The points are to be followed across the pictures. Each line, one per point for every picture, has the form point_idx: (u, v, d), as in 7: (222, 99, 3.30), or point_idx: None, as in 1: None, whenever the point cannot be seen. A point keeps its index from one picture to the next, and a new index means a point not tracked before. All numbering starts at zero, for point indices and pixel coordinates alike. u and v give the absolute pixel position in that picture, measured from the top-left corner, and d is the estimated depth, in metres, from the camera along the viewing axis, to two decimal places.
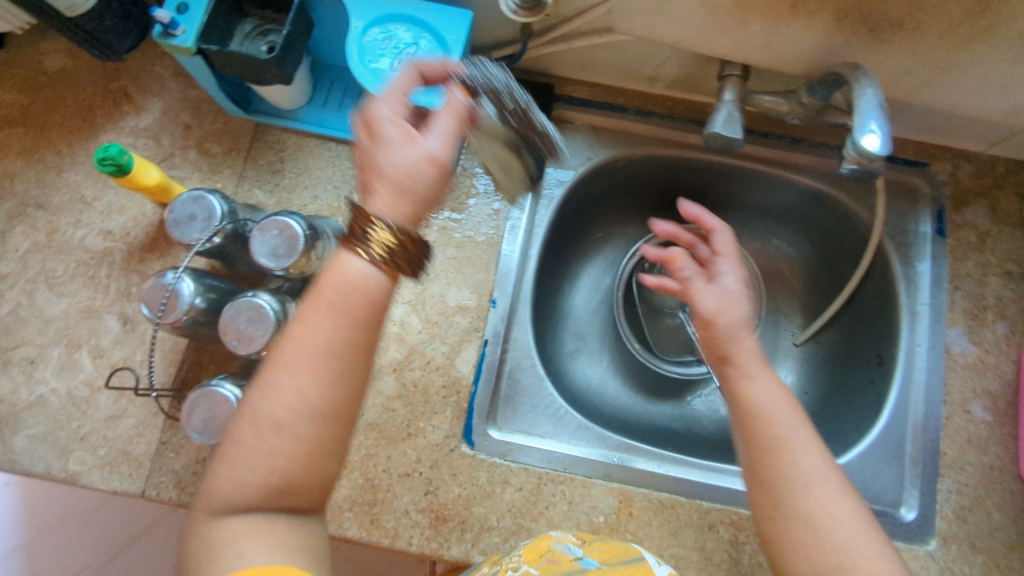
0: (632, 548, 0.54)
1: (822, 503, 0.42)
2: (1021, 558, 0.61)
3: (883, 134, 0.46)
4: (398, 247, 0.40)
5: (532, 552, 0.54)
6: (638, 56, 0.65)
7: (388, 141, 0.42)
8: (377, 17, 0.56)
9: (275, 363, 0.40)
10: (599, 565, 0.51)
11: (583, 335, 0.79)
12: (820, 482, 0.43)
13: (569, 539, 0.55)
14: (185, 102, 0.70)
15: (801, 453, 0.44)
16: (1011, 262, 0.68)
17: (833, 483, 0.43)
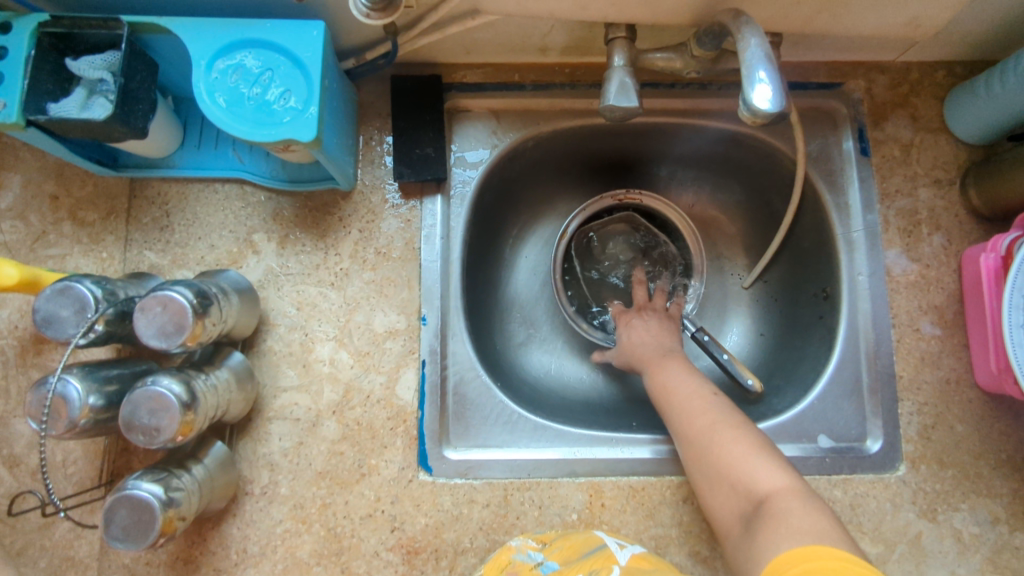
0: (592, 538, 0.55)
1: (707, 431, 0.53)
2: (988, 464, 0.61)
3: (775, 84, 0.43)
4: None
5: (493, 568, 0.54)
6: (520, 31, 0.61)
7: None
8: (219, 48, 0.50)
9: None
10: (558, 567, 0.51)
11: (531, 322, 0.76)
12: (711, 426, 0.53)
13: (529, 545, 0.55)
14: (45, 171, 0.63)
15: (694, 412, 0.55)
16: (938, 169, 0.67)
17: (706, 409, 0.55)
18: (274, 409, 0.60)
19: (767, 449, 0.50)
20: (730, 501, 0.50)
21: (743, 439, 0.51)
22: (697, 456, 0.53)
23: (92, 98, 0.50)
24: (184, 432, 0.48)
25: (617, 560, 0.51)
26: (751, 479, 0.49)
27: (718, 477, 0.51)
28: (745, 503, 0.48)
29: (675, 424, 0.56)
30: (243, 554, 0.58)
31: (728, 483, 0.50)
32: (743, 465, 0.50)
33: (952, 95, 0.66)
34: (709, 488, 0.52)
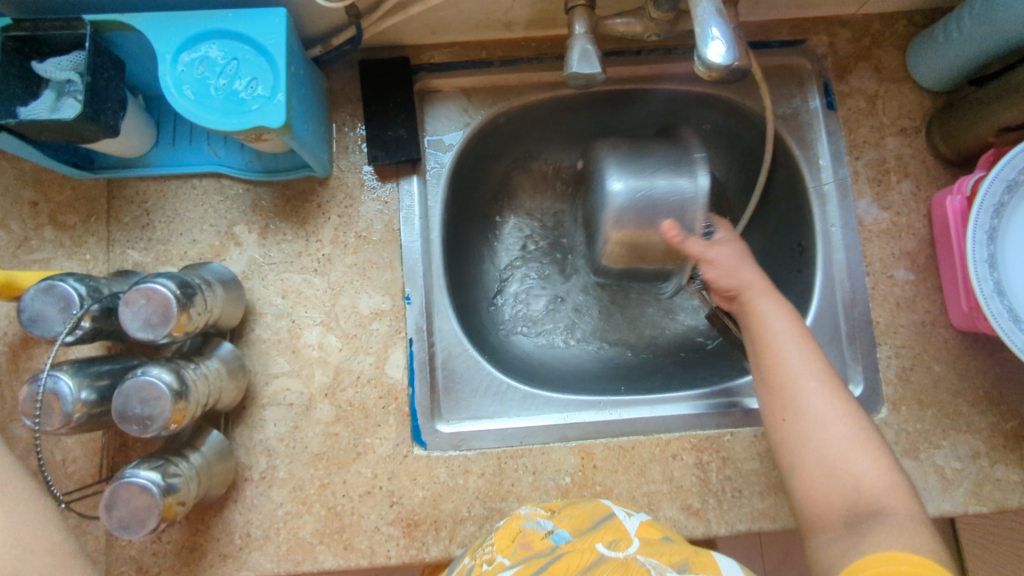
0: (601, 507, 0.56)
1: (826, 420, 0.49)
2: (966, 401, 0.63)
3: (728, 39, 0.44)
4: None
5: (504, 537, 0.53)
6: (482, 6, 0.61)
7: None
8: (183, 42, 0.51)
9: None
10: (570, 536, 0.51)
11: (518, 296, 0.77)
12: (831, 415, 0.49)
13: (538, 514, 0.55)
14: (22, 178, 0.64)
15: (807, 393, 0.50)
16: (904, 118, 0.67)
17: (830, 395, 0.50)
18: (267, 396, 0.62)
19: (884, 452, 0.48)
20: (836, 495, 0.47)
21: (865, 437, 0.48)
22: (802, 436, 0.49)
23: (62, 99, 0.51)
24: (177, 420, 0.49)
25: (628, 531, 0.51)
26: (865, 480, 0.47)
27: (831, 471, 0.48)
28: (852, 501, 0.46)
29: (779, 394, 0.51)
30: (247, 538, 0.59)
31: (843, 479, 0.47)
32: (862, 465, 0.47)
33: (914, 43, 0.67)
34: (805, 470, 0.49)
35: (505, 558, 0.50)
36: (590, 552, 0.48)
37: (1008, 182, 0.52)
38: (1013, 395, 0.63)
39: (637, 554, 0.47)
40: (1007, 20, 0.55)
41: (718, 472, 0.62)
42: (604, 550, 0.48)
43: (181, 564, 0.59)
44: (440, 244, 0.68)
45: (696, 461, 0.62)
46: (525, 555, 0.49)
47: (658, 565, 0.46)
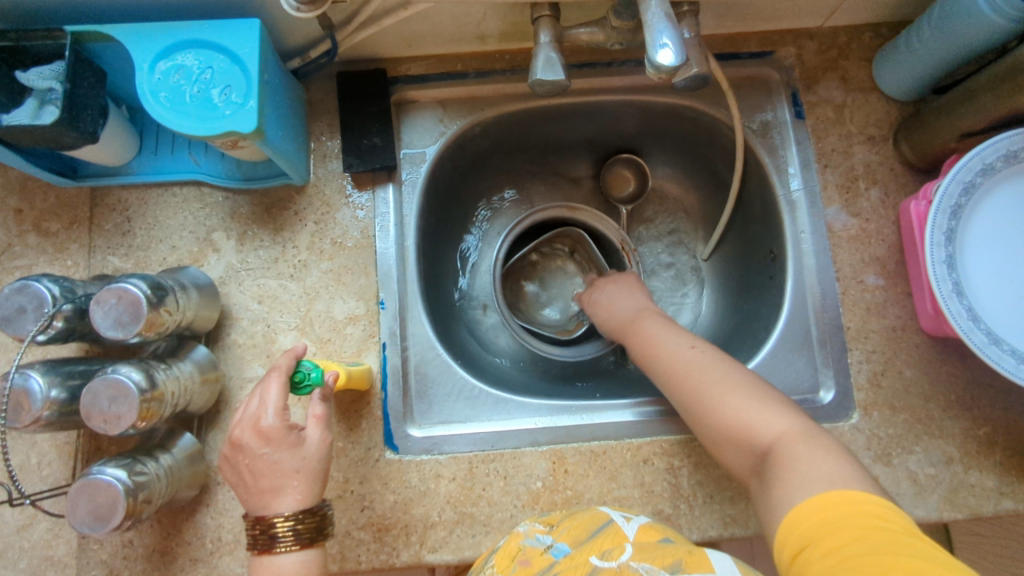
0: (598, 515, 0.54)
1: (707, 389, 0.52)
2: (939, 406, 0.63)
3: (678, 44, 0.46)
4: (311, 518, 0.51)
5: (504, 557, 0.51)
6: (454, 18, 0.63)
7: (289, 445, 0.50)
8: (161, 51, 0.53)
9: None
10: (570, 550, 0.49)
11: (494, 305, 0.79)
12: (720, 382, 0.52)
13: (537, 530, 0.54)
14: (9, 186, 0.66)
15: (699, 369, 0.54)
16: (871, 126, 0.69)
17: (714, 368, 0.53)
18: (241, 399, 0.62)
19: (760, 394, 0.51)
20: (738, 447, 0.50)
21: (746, 392, 0.51)
22: (695, 399, 0.53)
23: (43, 106, 0.53)
24: (144, 419, 0.50)
25: (626, 536, 0.50)
26: (756, 428, 0.49)
27: (728, 432, 0.50)
28: (747, 447, 0.49)
29: (669, 373, 0.56)
30: (218, 542, 0.59)
31: (734, 434, 0.50)
32: (748, 412, 0.49)
33: (879, 54, 0.68)
34: (714, 440, 0.52)
35: None
36: (583, 567, 0.46)
37: (964, 184, 0.54)
38: (986, 400, 0.63)
39: (630, 562, 0.45)
40: (960, 28, 0.56)
41: (690, 476, 0.62)
42: (597, 560, 0.46)
43: (151, 568, 0.59)
44: (416, 250, 0.69)
45: (667, 465, 0.62)
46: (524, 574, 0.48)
47: (650, 571, 0.44)
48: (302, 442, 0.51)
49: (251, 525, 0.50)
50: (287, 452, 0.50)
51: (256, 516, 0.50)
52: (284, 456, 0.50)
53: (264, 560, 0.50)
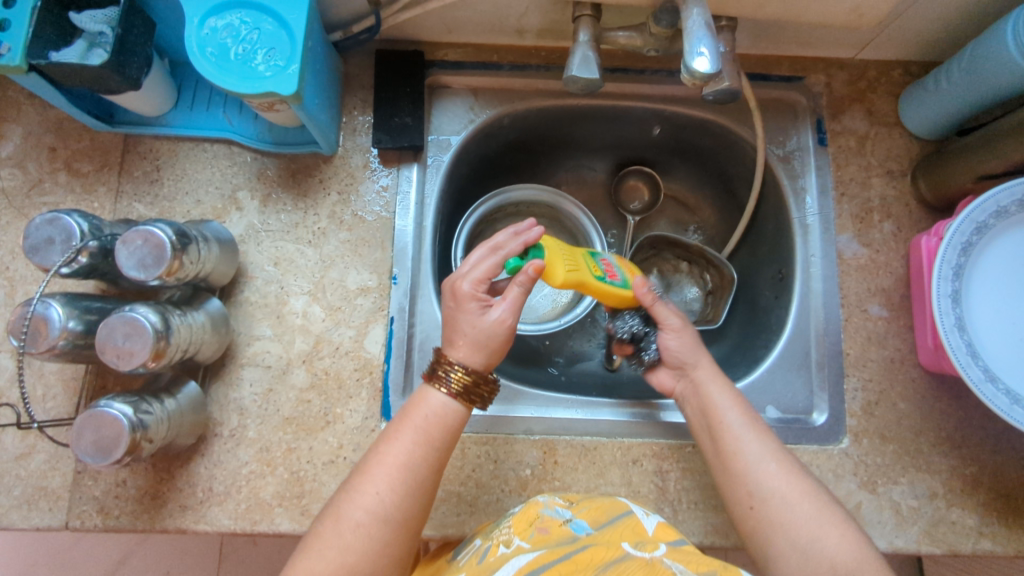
0: (618, 504, 0.56)
1: (792, 498, 0.50)
2: (928, 440, 0.64)
3: (713, 54, 0.48)
4: (476, 383, 0.52)
5: (521, 521, 0.53)
6: (497, 9, 0.65)
7: (473, 310, 0.53)
8: (211, 7, 0.54)
9: (348, 496, 0.48)
10: (589, 529, 0.52)
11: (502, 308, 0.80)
12: (807, 507, 0.50)
13: (557, 503, 0.56)
14: (46, 124, 0.67)
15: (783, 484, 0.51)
16: (891, 161, 0.70)
17: (791, 468, 0.52)
18: (247, 356, 0.63)
19: (852, 525, 0.50)
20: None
21: (842, 523, 0.49)
22: (767, 505, 0.51)
23: (92, 49, 0.55)
24: (156, 359, 0.51)
25: (645, 530, 0.52)
26: (833, 556, 0.47)
27: (807, 554, 0.48)
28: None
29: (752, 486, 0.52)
30: (209, 492, 0.60)
31: (822, 560, 0.48)
32: (834, 539, 0.48)
33: (906, 92, 0.69)
34: (789, 556, 0.49)
35: (523, 541, 0.50)
36: (614, 549, 0.49)
37: (977, 224, 0.55)
38: (975, 440, 0.64)
39: (663, 557, 0.48)
40: (988, 74, 0.58)
41: (677, 481, 0.63)
42: (630, 548, 0.49)
43: (141, 510, 0.60)
44: (433, 231, 0.70)
45: (655, 469, 0.63)
46: (543, 540, 0.50)
47: (683, 571, 0.46)
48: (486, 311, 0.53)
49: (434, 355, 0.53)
50: (474, 311, 0.53)
51: (439, 353, 0.53)
52: (468, 318, 0.53)
53: (423, 391, 0.53)
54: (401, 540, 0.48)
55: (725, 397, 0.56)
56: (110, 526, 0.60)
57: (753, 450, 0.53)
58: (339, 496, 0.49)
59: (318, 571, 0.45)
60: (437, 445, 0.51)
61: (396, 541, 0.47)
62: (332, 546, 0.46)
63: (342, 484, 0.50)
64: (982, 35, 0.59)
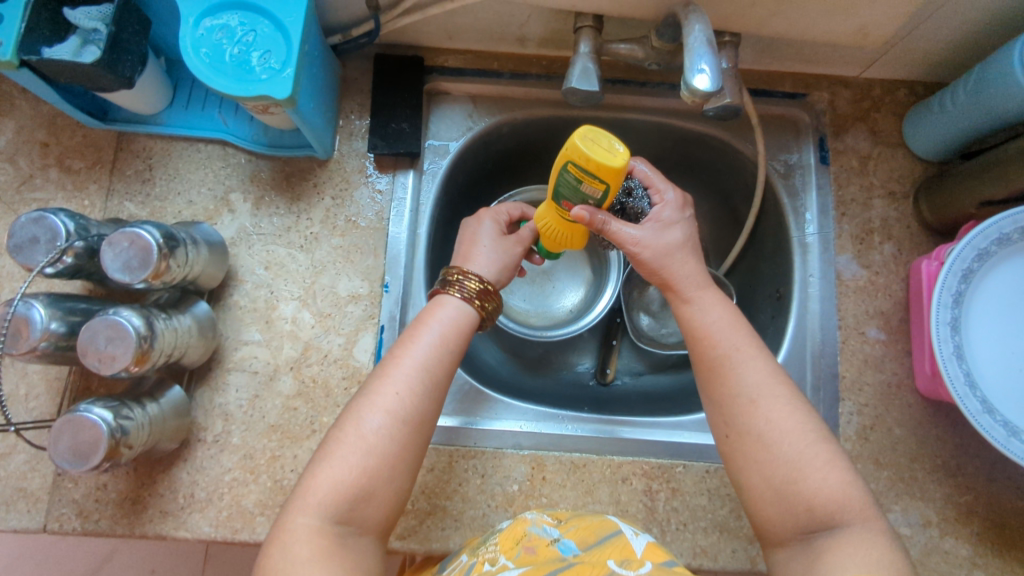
0: (608, 523, 0.55)
1: (777, 435, 0.47)
2: (923, 468, 0.63)
3: (714, 71, 0.47)
4: (484, 289, 0.54)
5: (508, 539, 0.53)
6: (498, 17, 0.64)
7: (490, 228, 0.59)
8: (207, 8, 0.54)
9: (367, 400, 0.48)
10: (577, 551, 0.50)
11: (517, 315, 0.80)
12: (803, 442, 0.47)
13: (545, 521, 0.55)
14: (39, 119, 0.66)
15: (771, 407, 0.48)
16: (894, 182, 0.69)
17: (781, 401, 0.48)
18: (234, 360, 0.62)
19: (842, 464, 0.47)
20: (791, 516, 0.46)
21: (835, 466, 0.46)
22: (751, 434, 0.48)
23: (85, 46, 0.54)
24: (138, 364, 0.50)
25: (635, 552, 0.50)
26: (814, 496, 0.45)
27: (782, 492, 0.46)
28: (801, 519, 0.45)
29: (743, 405, 0.48)
30: (190, 498, 0.59)
31: (799, 500, 0.46)
32: (825, 484, 0.45)
33: (910, 112, 0.69)
34: (764, 492, 0.47)
35: (507, 560, 0.50)
36: (600, 568, 0.47)
37: (978, 250, 0.54)
38: (971, 469, 0.63)
39: None
40: (994, 97, 0.57)
41: (666, 501, 0.61)
42: (615, 567, 0.48)
43: (121, 514, 0.59)
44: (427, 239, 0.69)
45: (644, 488, 0.62)
46: (527, 560, 0.49)
47: None
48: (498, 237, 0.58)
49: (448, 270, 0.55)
50: (489, 229, 0.59)
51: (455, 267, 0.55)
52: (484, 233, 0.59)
53: (439, 300, 0.54)
54: (416, 445, 0.48)
55: (707, 319, 0.52)
56: (89, 530, 0.59)
57: (744, 377, 0.49)
58: (358, 399, 0.49)
59: (342, 477, 0.45)
60: (451, 352, 0.51)
61: (410, 448, 0.48)
62: (348, 450, 0.46)
63: (358, 391, 0.49)
64: (988, 58, 0.58)
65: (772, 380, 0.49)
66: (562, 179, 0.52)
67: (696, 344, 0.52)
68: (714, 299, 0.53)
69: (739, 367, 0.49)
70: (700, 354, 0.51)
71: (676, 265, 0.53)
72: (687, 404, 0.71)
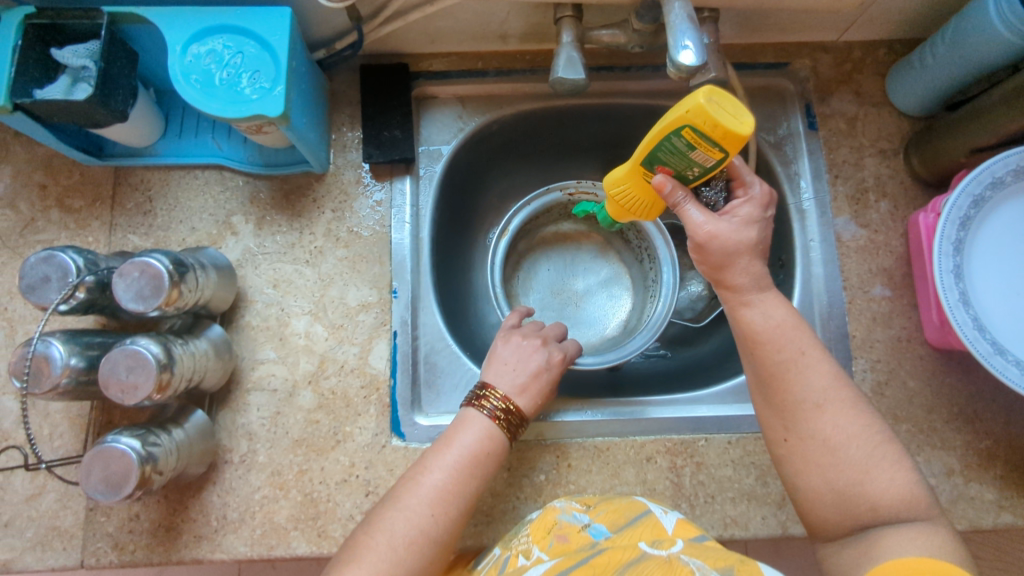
0: (636, 503, 0.55)
1: (837, 440, 0.49)
2: (941, 417, 0.64)
3: (698, 46, 0.48)
4: (509, 410, 0.56)
5: (540, 528, 0.53)
6: (478, 16, 0.65)
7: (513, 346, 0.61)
8: (192, 34, 0.54)
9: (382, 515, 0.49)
10: (608, 533, 0.51)
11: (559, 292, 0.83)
12: (853, 445, 0.49)
13: (574, 507, 0.55)
14: (35, 162, 0.67)
15: (824, 415, 0.50)
16: (882, 140, 0.70)
17: (840, 404, 0.50)
18: (252, 380, 0.63)
19: (903, 462, 0.49)
20: (850, 516, 0.48)
21: (892, 466, 0.48)
22: (810, 441, 0.50)
23: (75, 84, 0.54)
24: (160, 391, 0.51)
25: (664, 531, 0.51)
26: (877, 498, 0.48)
27: (843, 494, 0.48)
28: (862, 518, 0.48)
29: (801, 431, 0.50)
30: (223, 520, 0.60)
31: (861, 502, 0.48)
32: (876, 486, 0.48)
33: (891, 71, 0.70)
34: (825, 494, 0.49)
35: (543, 553, 0.51)
36: (632, 550, 0.49)
37: (973, 197, 0.55)
38: (988, 414, 0.64)
39: (680, 554, 0.48)
40: (973, 47, 0.58)
41: (692, 476, 0.62)
42: (647, 548, 0.49)
43: (156, 543, 0.59)
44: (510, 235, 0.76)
45: (670, 465, 0.62)
46: (563, 550, 0.50)
47: (701, 568, 0.46)
48: (538, 345, 0.61)
49: (476, 387, 0.58)
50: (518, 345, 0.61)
51: (482, 383, 0.58)
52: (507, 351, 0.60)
53: (467, 414, 0.56)
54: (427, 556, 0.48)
55: (766, 321, 0.52)
56: (126, 561, 0.59)
57: (806, 385, 0.50)
58: (383, 509, 0.50)
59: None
60: (480, 468, 0.53)
61: (417, 554, 0.48)
62: (371, 551, 0.47)
63: (370, 513, 0.51)
64: (965, 8, 0.59)
65: (838, 379, 0.51)
66: (660, 144, 0.50)
67: (755, 346, 0.52)
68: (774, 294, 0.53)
69: (796, 375, 0.50)
70: (761, 361, 0.52)
71: (737, 267, 0.52)
72: (703, 380, 0.72)
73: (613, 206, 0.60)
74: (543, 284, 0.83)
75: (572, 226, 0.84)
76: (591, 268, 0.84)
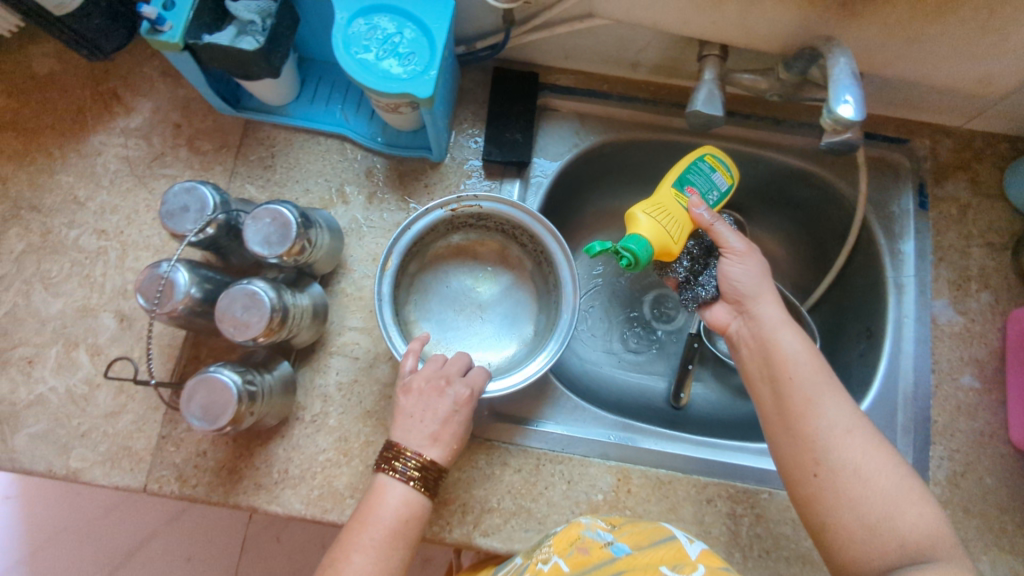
0: (663, 528, 0.52)
1: (863, 469, 0.48)
2: (1013, 520, 0.62)
3: (857, 100, 0.50)
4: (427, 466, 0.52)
5: (564, 540, 0.53)
6: (620, 41, 0.67)
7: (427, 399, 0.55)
8: (361, 9, 0.57)
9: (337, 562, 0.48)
10: (630, 550, 0.50)
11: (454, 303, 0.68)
12: (876, 473, 0.47)
13: (599, 525, 0.54)
14: (174, 102, 0.71)
15: (841, 443, 0.49)
16: (992, 232, 0.70)
17: (863, 433, 0.49)
18: (336, 345, 0.65)
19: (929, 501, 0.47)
20: (881, 553, 0.45)
21: (917, 501, 0.47)
22: (836, 469, 0.48)
23: (242, 36, 0.58)
24: (267, 335, 0.52)
25: (687, 555, 0.47)
26: (907, 532, 0.45)
27: (875, 529, 0.46)
28: (897, 556, 0.45)
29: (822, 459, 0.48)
30: (284, 474, 0.61)
31: (891, 537, 0.45)
32: (903, 520, 0.46)
33: (1011, 166, 0.70)
34: (856, 532, 0.46)
35: (564, 564, 0.50)
36: None
37: None
38: None
39: None
40: None
41: (750, 527, 0.61)
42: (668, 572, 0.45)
43: (218, 483, 0.61)
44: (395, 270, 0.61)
45: (729, 511, 0.62)
46: (582, 562, 0.50)
47: None
48: (440, 389, 0.55)
49: (385, 446, 0.53)
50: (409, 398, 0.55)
51: (389, 441, 0.53)
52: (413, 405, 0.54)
53: (382, 481, 0.52)
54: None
55: (793, 351, 0.53)
56: (186, 494, 0.61)
57: (823, 416, 0.50)
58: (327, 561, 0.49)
59: None
60: (406, 526, 0.50)
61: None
62: None
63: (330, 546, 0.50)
64: None
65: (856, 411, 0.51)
66: (692, 167, 0.63)
67: (779, 380, 0.52)
68: (791, 329, 0.55)
69: (811, 404, 0.50)
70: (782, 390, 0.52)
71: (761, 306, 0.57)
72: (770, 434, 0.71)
73: (659, 231, 0.59)
74: (441, 300, 0.68)
75: (462, 238, 0.69)
76: (494, 279, 0.70)
